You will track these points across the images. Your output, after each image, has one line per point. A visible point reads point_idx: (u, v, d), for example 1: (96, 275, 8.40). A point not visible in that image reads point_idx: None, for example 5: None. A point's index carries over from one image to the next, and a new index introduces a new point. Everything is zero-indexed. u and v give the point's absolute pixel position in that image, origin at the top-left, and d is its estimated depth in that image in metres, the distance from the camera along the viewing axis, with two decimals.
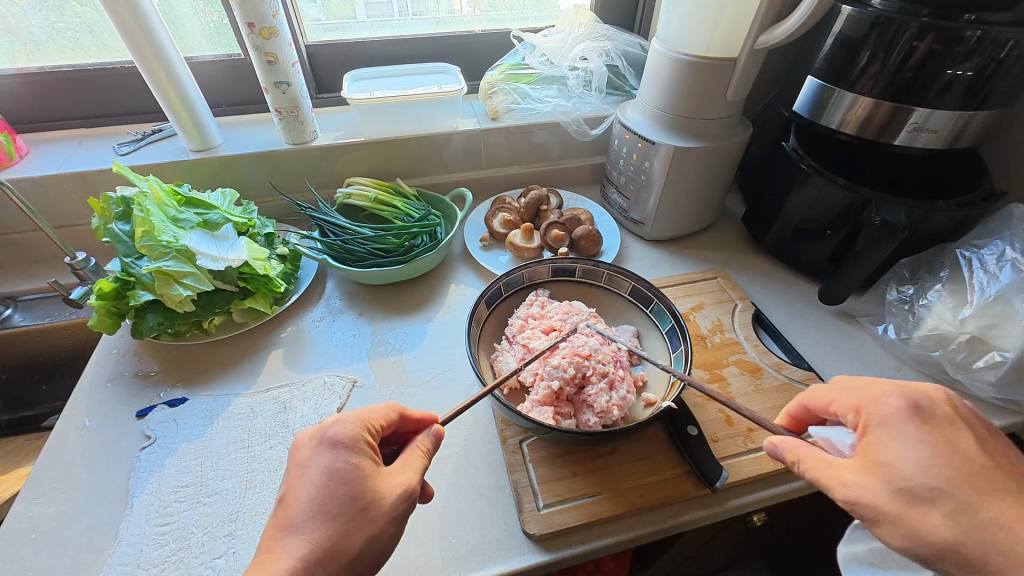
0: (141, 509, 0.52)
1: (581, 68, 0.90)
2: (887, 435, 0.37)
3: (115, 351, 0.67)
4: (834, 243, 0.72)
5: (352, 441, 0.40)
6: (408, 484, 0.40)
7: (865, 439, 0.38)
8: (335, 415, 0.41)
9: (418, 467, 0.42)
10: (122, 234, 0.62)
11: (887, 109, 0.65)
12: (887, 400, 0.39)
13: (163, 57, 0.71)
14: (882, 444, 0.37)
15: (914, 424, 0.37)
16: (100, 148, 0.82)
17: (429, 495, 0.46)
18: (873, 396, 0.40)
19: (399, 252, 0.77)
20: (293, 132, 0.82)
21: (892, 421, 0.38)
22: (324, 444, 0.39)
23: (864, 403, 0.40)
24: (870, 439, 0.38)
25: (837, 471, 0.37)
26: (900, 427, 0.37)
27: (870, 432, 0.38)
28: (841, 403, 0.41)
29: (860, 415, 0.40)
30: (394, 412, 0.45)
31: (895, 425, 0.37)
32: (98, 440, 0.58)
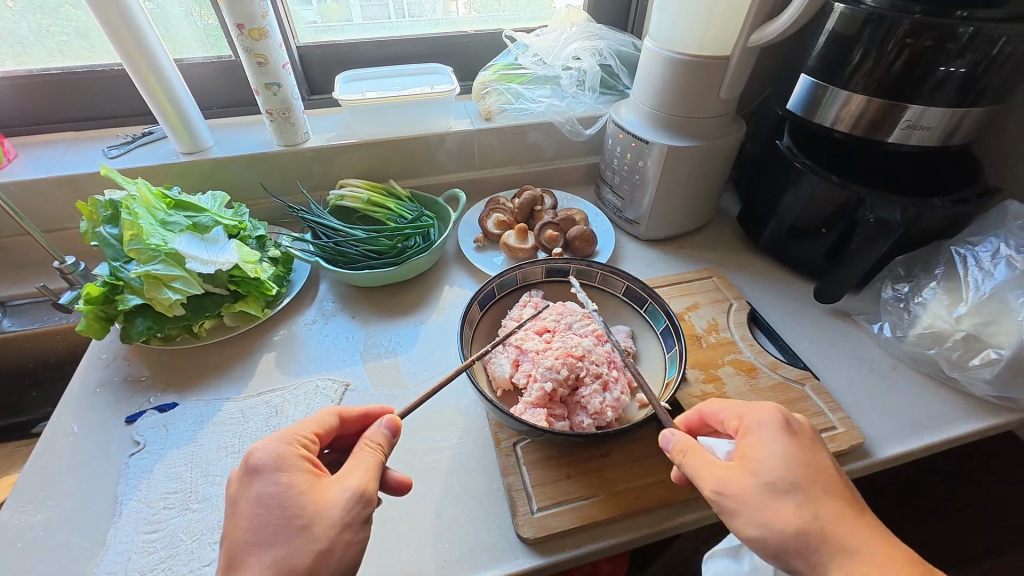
0: (130, 516, 0.51)
1: (574, 68, 0.90)
2: (757, 440, 0.40)
3: (105, 356, 0.67)
4: (828, 241, 0.72)
5: (280, 459, 0.40)
6: (361, 481, 0.39)
7: (743, 441, 0.41)
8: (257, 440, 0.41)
9: (367, 462, 0.41)
10: (110, 238, 0.62)
11: (880, 106, 0.65)
12: (764, 412, 0.42)
13: (151, 59, 0.70)
14: (757, 448, 0.40)
15: (779, 432, 0.40)
16: (90, 151, 0.81)
17: (408, 487, 0.45)
18: (751, 406, 0.43)
19: (392, 254, 0.76)
20: (285, 133, 0.81)
21: (763, 428, 0.41)
22: (251, 473, 0.40)
23: (747, 412, 0.42)
24: (748, 442, 0.41)
25: (717, 468, 0.39)
26: (770, 434, 0.40)
27: (749, 436, 0.41)
28: (722, 413, 0.44)
29: (741, 422, 0.43)
30: (332, 418, 0.45)
31: (765, 432, 0.40)
32: (86, 447, 0.57)
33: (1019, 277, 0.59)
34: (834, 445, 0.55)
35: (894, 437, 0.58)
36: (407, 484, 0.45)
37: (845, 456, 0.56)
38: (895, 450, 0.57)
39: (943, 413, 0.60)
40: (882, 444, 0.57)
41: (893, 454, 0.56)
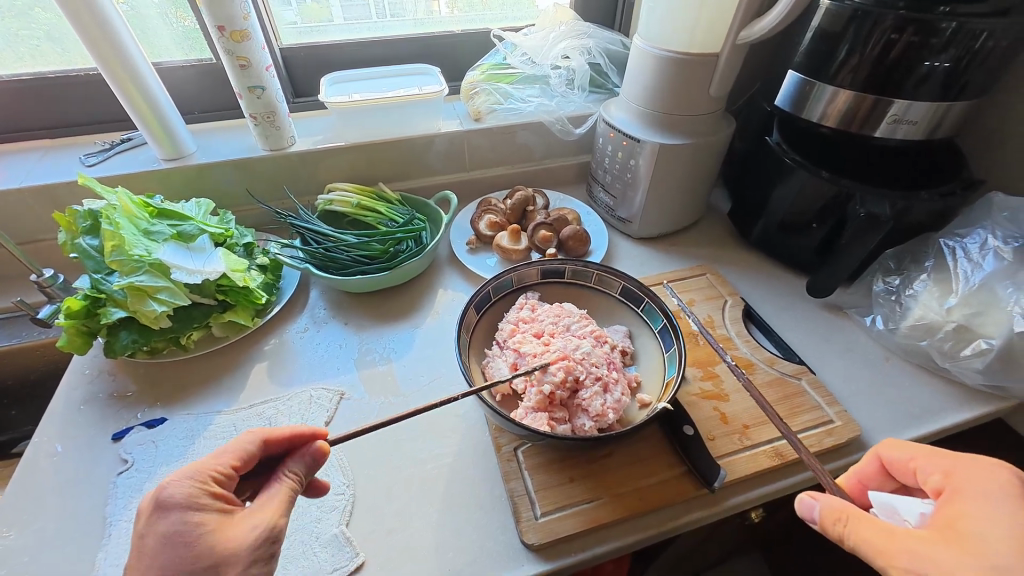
0: (120, 538, 0.49)
1: (563, 68, 0.89)
2: (966, 502, 0.34)
3: (88, 371, 0.64)
4: (820, 236, 0.73)
5: (190, 500, 0.37)
6: (269, 521, 0.38)
7: (948, 508, 0.35)
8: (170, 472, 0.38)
9: (276, 500, 0.40)
10: (90, 249, 0.60)
11: (867, 101, 0.65)
12: (988, 477, 0.35)
13: (128, 65, 0.68)
14: (969, 516, 0.33)
15: (1000, 498, 0.33)
16: (66, 159, 0.78)
17: (325, 490, 0.48)
18: (968, 463, 0.36)
19: (384, 259, 0.75)
20: (270, 137, 0.79)
21: (984, 496, 0.34)
22: (158, 509, 0.37)
23: (958, 470, 0.36)
24: (957, 509, 0.34)
25: (900, 540, 0.34)
26: (994, 504, 0.33)
27: (958, 501, 0.35)
28: (925, 461, 0.38)
29: (948, 481, 0.36)
30: (252, 447, 0.42)
31: (982, 495, 0.34)
32: (71, 466, 0.55)
33: (1007, 268, 0.60)
34: (834, 439, 0.56)
35: (890, 429, 0.58)
36: (325, 488, 0.48)
37: (842, 448, 0.57)
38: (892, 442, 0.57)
39: (936, 404, 0.61)
40: (878, 437, 0.58)
41: None
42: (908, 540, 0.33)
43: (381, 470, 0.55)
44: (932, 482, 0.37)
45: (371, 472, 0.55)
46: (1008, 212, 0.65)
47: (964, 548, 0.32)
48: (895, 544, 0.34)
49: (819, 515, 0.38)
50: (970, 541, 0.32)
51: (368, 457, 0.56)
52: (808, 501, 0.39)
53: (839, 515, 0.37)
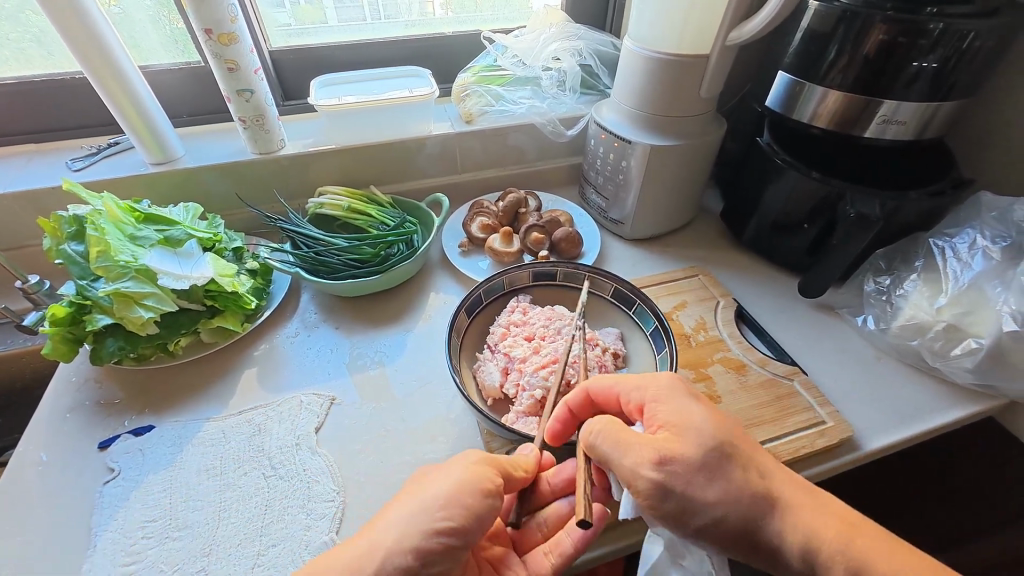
0: (106, 549, 0.49)
1: (555, 69, 0.89)
2: (666, 407, 0.43)
3: (75, 378, 0.63)
4: (812, 236, 0.73)
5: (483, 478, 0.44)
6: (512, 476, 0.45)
7: (652, 418, 0.44)
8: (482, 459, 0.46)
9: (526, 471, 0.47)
10: (76, 255, 0.59)
11: (855, 101, 0.65)
12: (660, 380, 0.46)
13: (114, 68, 0.67)
14: (673, 416, 0.43)
15: (685, 396, 0.44)
16: (52, 164, 0.77)
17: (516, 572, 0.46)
18: (648, 377, 0.46)
19: (375, 262, 0.74)
20: (259, 141, 0.79)
21: (666, 398, 0.44)
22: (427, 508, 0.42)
23: (646, 385, 0.45)
24: (658, 415, 0.43)
25: (632, 443, 0.41)
26: (682, 404, 0.43)
27: (657, 408, 0.44)
28: (622, 386, 0.46)
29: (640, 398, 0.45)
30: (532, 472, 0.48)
31: (667, 398, 0.44)
32: (57, 476, 0.54)
33: (995, 268, 0.60)
34: (826, 440, 0.56)
35: (881, 429, 0.59)
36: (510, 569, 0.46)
37: (834, 449, 0.57)
38: (882, 443, 0.57)
39: (927, 403, 0.61)
40: (869, 437, 0.58)
41: (882, 447, 0.57)
42: (647, 445, 0.41)
43: (373, 475, 0.54)
44: (633, 401, 0.46)
45: (363, 476, 0.54)
46: (997, 212, 0.65)
47: (678, 446, 0.41)
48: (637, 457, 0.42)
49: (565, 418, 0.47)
50: (680, 439, 0.41)
51: (359, 462, 0.56)
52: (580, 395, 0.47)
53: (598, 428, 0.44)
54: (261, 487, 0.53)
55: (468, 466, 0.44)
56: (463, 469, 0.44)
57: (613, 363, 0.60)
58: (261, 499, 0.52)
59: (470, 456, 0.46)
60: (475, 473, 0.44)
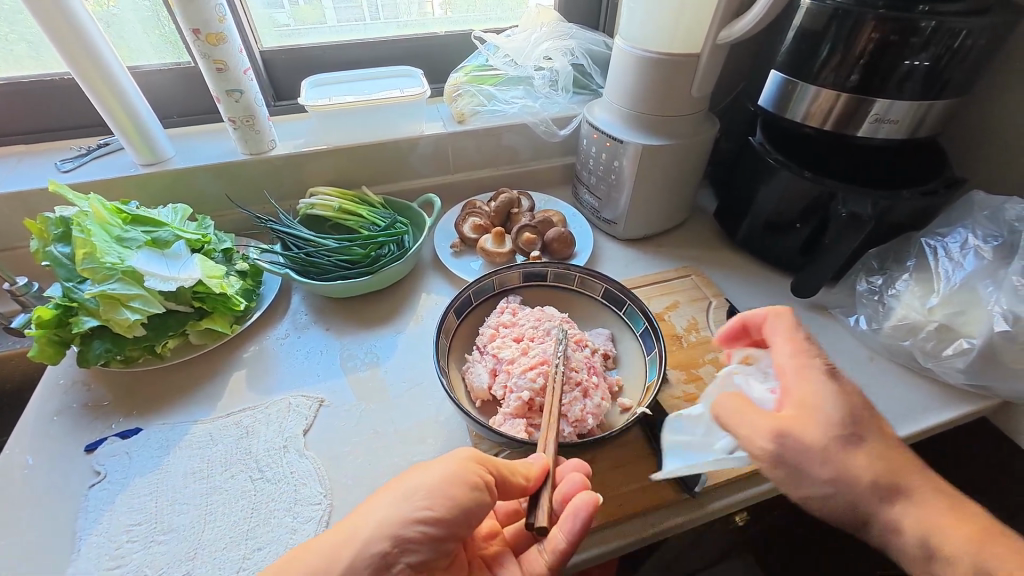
0: (90, 552, 0.48)
1: (546, 69, 0.88)
2: (806, 383, 0.42)
3: (63, 381, 0.63)
4: (805, 236, 0.73)
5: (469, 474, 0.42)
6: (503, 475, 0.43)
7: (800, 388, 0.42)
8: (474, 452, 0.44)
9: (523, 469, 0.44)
10: (62, 257, 0.58)
11: (848, 101, 0.65)
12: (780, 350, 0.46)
13: (102, 68, 0.67)
14: (815, 392, 0.41)
15: (821, 373, 0.43)
16: (40, 165, 0.76)
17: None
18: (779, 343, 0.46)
19: (365, 263, 0.74)
20: (249, 141, 0.78)
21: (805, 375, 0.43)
22: (406, 495, 0.41)
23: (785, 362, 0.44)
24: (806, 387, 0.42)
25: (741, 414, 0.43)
26: (815, 381, 0.42)
27: (805, 381, 0.42)
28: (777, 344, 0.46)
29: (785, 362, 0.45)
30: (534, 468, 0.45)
31: (811, 374, 0.43)
32: (43, 479, 0.54)
33: (987, 267, 0.60)
34: None
35: None
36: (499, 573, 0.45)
37: None
38: None
39: (919, 403, 0.61)
40: None
41: None
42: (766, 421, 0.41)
43: (361, 477, 0.54)
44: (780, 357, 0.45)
45: (350, 479, 0.54)
46: (988, 211, 0.65)
47: (800, 425, 0.40)
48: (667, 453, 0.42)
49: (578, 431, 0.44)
50: (804, 420, 0.40)
51: (346, 464, 0.55)
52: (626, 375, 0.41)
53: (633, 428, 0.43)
54: (247, 490, 0.53)
55: (456, 460, 0.42)
56: (451, 464, 0.42)
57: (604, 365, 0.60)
58: (248, 502, 0.52)
59: (465, 450, 0.44)
60: (463, 470, 0.42)
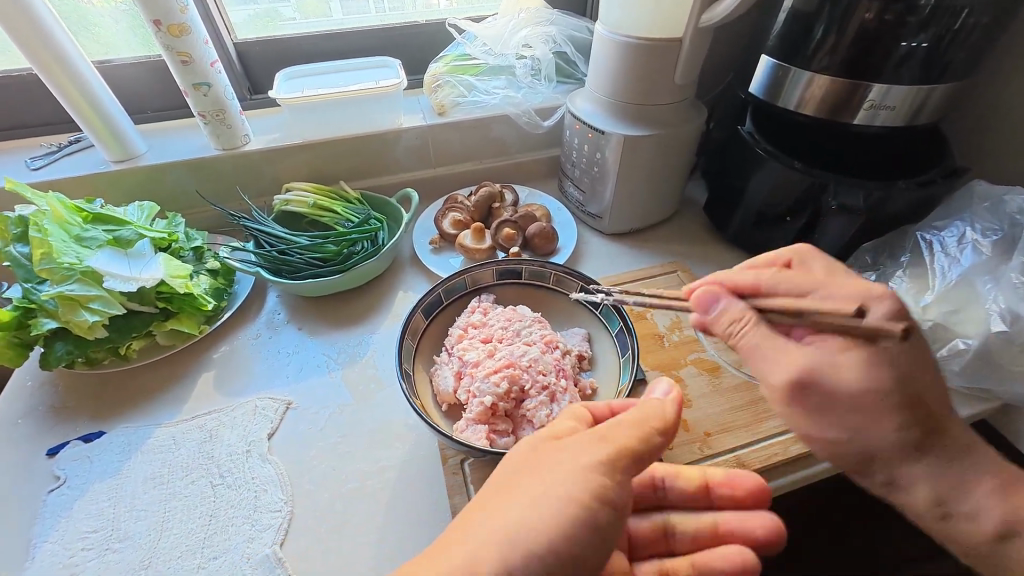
0: (45, 560, 0.47)
1: (528, 57, 0.85)
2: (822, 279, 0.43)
3: (29, 382, 0.62)
4: (795, 230, 0.69)
5: (601, 470, 0.35)
6: (630, 446, 0.36)
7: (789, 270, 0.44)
8: (604, 436, 0.37)
9: (648, 418, 0.38)
10: (21, 257, 0.57)
11: (844, 87, 0.61)
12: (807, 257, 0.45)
13: (64, 62, 0.65)
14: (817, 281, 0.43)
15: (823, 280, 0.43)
16: (10, 163, 0.75)
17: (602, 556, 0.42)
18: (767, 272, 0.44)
19: (338, 261, 0.72)
20: (222, 136, 0.76)
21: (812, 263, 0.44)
22: (526, 510, 0.34)
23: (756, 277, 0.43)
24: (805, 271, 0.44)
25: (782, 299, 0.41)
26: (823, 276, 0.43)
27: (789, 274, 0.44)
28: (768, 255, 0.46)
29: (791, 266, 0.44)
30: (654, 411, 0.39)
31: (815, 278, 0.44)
32: (3, 483, 0.53)
33: (985, 263, 0.57)
34: (799, 447, 0.53)
35: None
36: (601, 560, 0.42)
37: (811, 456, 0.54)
38: None
39: None
40: None
41: None
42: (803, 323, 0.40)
43: (325, 484, 0.52)
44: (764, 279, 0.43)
45: (313, 485, 0.52)
46: (989, 203, 0.62)
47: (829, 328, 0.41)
48: (771, 361, 0.39)
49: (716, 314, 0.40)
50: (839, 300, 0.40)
51: (310, 469, 0.54)
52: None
53: (737, 318, 0.39)
54: (207, 496, 0.52)
55: (586, 459, 0.36)
56: (583, 458, 0.36)
57: (577, 366, 0.57)
58: (207, 508, 0.51)
59: (591, 451, 0.36)
60: (588, 483, 0.35)
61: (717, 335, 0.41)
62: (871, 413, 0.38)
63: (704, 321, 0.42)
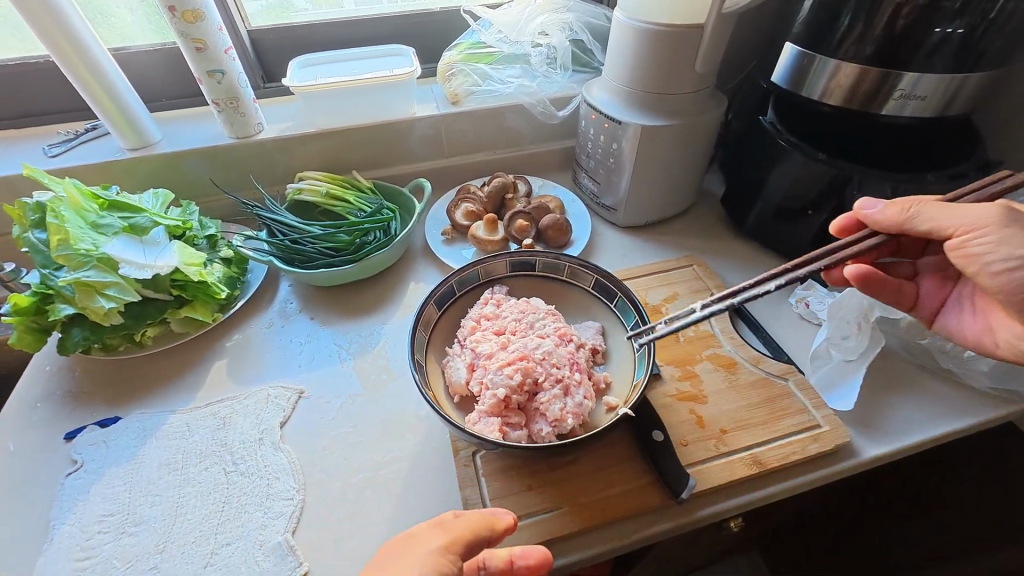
0: (62, 542, 0.48)
1: (544, 45, 0.83)
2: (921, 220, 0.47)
3: (48, 367, 0.63)
4: (818, 224, 0.67)
5: (441, 557, 0.35)
6: (446, 541, 0.36)
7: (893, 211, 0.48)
8: (433, 529, 0.37)
9: (460, 523, 0.38)
10: (39, 243, 0.57)
11: (872, 76, 0.58)
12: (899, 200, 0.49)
13: (81, 49, 0.65)
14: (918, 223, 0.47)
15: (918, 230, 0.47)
16: (28, 150, 0.76)
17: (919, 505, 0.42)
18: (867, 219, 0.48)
19: (351, 250, 0.72)
20: (235, 124, 0.76)
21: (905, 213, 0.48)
22: None
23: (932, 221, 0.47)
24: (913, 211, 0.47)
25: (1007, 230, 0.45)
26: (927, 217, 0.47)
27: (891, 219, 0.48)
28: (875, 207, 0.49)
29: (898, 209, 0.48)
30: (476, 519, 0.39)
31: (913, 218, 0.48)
32: (23, 466, 0.54)
33: None
34: (818, 446, 0.52)
35: (880, 435, 0.54)
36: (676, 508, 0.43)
37: (830, 455, 0.52)
38: (881, 449, 0.53)
39: (935, 408, 0.56)
40: (866, 444, 0.54)
41: (881, 454, 0.53)
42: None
43: (336, 473, 0.52)
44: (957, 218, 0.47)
45: (325, 474, 0.52)
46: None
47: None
48: (954, 217, 0.44)
49: (880, 208, 0.47)
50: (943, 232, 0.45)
51: (322, 457, 0.54)
52: (846, 216, 0.54)
53: (902, 208, 0.46)
54: (221, 483, 0.52)
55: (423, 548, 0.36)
56: (425, 544, 0.36)
57: (591, 360, 0.57)
58: (221, 494, 0.51)
59: (430, 539, 0.37)
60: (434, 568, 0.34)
61: (916, 228, 0.45)
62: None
63: (875, 224, 0.47)
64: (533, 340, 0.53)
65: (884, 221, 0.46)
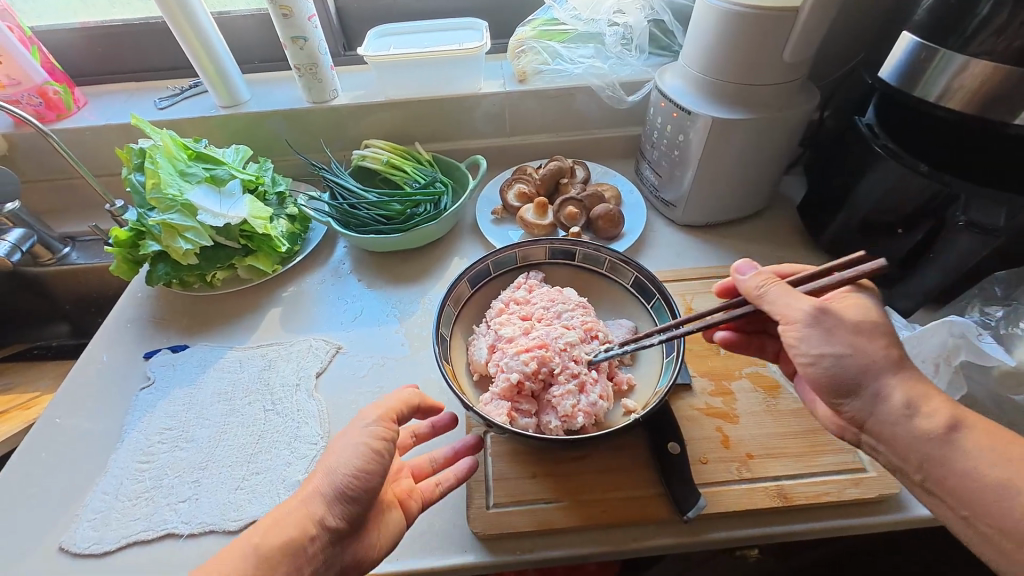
0: (129, 445, 0.56)
1: (620, 24, 0.79)
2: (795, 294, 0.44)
3: (140, 294, 0.72)
4: (909, 246, 0.59)
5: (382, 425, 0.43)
6: (380, 414, 0.44)
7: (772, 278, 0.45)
8: (367, 408, 0.45)
9: (392, 401, 0.46)
10: (138, 185, 0.66)
11: (1008, 78, 0.48)
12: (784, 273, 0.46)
13: (188, 12, 0.72)
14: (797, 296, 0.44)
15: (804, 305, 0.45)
16: (143, 101, 0.86)
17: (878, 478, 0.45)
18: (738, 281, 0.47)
19: (401, 220, 0.74)
20: (313, 89, 0.81)
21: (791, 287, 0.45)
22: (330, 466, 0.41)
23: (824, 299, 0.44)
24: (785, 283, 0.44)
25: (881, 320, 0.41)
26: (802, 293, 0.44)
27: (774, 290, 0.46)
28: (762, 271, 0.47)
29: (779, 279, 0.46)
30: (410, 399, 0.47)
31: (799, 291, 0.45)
32: (110, 376, 0.63)
33: None
34: (858, 491, 0.47)
35: None
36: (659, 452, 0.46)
37: (870, 504, 0.47)
38: None
39: None
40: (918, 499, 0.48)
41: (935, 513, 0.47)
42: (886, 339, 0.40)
43: None
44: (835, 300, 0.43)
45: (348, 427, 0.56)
46: None
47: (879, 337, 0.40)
48: (788, 304, 0.42)
49: (748, 276, 0.46)
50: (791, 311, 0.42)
51: (349, 412, 0.57)
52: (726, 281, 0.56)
53: (765, 281, 0.45)
54: (258, 417, 0.57)
55: (364, 418, 0.44)
56: (364, 414, 0.44)
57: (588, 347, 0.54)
58: (257, 428, 0.56)
59: (365, 416, 0.44)
60: (376, 435, 0.42)
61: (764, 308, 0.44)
62: (859, 333, 0.40)
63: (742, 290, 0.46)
64: (557, 330, 0.52)
65: (746, 288, 0.45)
